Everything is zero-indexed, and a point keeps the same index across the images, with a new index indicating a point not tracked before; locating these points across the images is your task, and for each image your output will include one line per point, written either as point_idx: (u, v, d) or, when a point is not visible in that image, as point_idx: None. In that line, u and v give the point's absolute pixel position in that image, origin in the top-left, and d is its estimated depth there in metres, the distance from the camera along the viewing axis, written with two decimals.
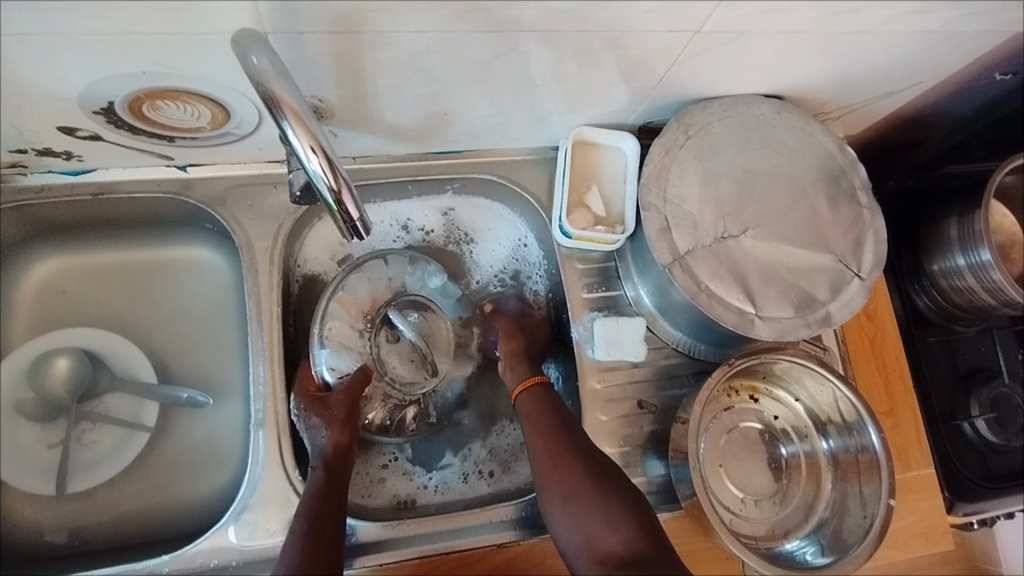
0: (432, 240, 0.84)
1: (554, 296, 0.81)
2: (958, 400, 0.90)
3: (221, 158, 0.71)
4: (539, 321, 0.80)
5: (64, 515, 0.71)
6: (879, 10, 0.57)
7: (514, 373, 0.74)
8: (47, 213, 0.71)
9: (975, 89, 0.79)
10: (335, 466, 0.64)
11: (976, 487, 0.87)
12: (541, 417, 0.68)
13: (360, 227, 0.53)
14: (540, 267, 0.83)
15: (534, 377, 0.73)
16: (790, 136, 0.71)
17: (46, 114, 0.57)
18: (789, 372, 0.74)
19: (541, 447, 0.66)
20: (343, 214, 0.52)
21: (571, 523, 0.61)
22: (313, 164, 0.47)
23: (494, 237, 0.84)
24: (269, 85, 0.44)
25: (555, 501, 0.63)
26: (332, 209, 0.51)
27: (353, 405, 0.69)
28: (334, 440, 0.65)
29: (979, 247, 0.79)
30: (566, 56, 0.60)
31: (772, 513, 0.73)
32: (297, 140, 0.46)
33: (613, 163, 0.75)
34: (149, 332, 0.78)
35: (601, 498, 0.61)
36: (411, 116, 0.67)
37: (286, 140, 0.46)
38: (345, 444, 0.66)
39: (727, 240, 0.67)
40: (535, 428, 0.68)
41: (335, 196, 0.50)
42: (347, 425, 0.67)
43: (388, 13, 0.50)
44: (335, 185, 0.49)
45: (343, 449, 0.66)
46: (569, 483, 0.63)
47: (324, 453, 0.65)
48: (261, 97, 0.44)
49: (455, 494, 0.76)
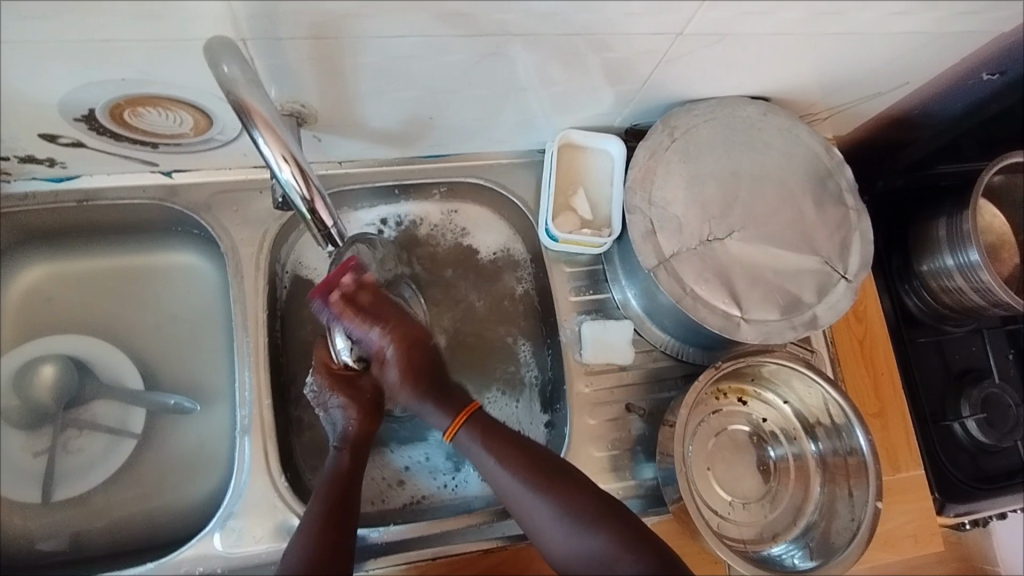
0: (422, 231, 0.82)
1: (542, 297, 0.81)
2: (948, 401, 0.89)
3: (206, 163, 0.70)
4: (398, 349, 0.63)
5: (50, 523, 0.71)
6: (861, 12, 0.57)
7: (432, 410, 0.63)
8: (32, 220, 0.71)
9: (962, 89, 0.79)
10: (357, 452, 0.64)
11: (967, 487, 0.87)
12: (507, 449, 0.60)
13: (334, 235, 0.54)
14: (530, 262, 0.83)
15: (450, 426, 0.62)
16: (776, 138, 0.71)
17: (26, 121, 0.57)
18: (777, 375, 0.74)
19: (517, 485, 0.59)
20: (316, 223, 0.52)
21: (572, 555, 0.57)
22: (285, 173, 0.47)
23: (483, 232, 0.83)
24: (240, 94, 0.44)
25: (548, 533, 0.58)
26: (305, 218, 0.51)
27: (381, 390, 0.68)
28: (359, 425, 0.65)
29: (967, 247, 0.79)
30: (549, 59, 0.59)
31: (761, 516, 0.73)
32: (268, 149, 0.46)
33: (599, 166, 0.75)
34: (136, 338, 0.78)
35: (598, 526, 0.57)
36: (396, 121, 0.67)
37: (257, 150, 0.46)
38: (369, 430, 0.65)
39: (713, 243, 0.67)
40: (502, 463, 0.60)
41: (307, 205, 0.50)
42: (372, 411, 0.66)
43: (368, 18, 0.49)
44: (307, 194, 0.49)
45: (366, 435, 0.65)
46: (560, 512, 0.57)
47: (348, 437, 0.64)
48: (231, 106, 0.44)
49: (477, 492, 0.76)
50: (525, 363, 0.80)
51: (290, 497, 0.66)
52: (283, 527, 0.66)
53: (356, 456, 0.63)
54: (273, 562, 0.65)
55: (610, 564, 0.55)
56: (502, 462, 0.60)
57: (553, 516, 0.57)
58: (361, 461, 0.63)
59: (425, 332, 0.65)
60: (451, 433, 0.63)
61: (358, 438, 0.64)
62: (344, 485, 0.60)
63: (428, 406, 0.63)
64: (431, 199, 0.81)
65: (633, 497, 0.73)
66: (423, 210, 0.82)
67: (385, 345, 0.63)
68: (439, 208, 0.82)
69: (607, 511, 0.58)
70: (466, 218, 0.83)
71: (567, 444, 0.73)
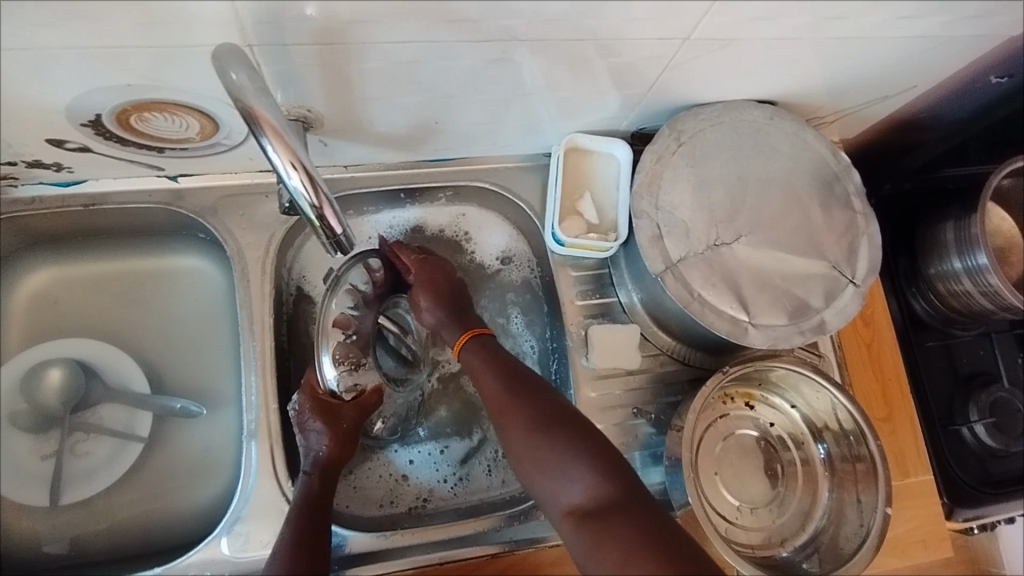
0: (423, 234, 0.82)
1: (545, 295, 0.81)
2: (956, 404, 0.89)
3: (212, 168, 0.70)
4: (425, 272, 0.71)
5: (58, 528, 0.71)
6: (871, 15, 0.57)
7: (449, 327, 0.68)
8: (39, 225, 0.71)
9: (970, 92, 0.78)
10: (330, 478, 0.63)
11: (975, 492, 0.86)
12: (493, 368, 0.63)
13: (343, 244, 0.53)
14: (532, 260, 0.83)
15: (461, 339, 0.67)
16: (783, 142, 0.71)
17: (34, 127, 0.57)
18: (785, 379, 0.73)
19: (496, 392, 0.61)
20: (326, 230, 0.51)
21: (536, 467, 0.57)
22: (293, 181, 0.46)
23: (485, 239, 0.83)
24: (250, 104, 0.44)
25: (517, 444, 0.58)
26: (314, 226, 0.50)
27: (358, 424, 0.67)
28: (333, 454, 0.63)
29: (976, 251, 0.78)
30: (555, 64, 0.59)
31: (769, 521, 0.73)
32: (278, 157, 0.45)
33: (605, 169, 0.75)
34: (142, 342, 0.78)
35: (563, 439, 0.56)
36: (402, 125, 0.67)
37: (266, 157, 0.46)
38: (341, 459, 0.64)
39: (720, 247, 0.67)
40: (488, 373, 0.63)
41: (317, 213, 0.49)
42: (348, 444, 0.65)
43: (374, 24, 0.49)
44: (316, 202, 0.48)
45: (337, 463, 0.64)
46: (531, 421, 0.58)
47: (319, 463, 0.63)
48: (240, 114, 0.44)
49: (483, 496, 0.75)
50: (530, 354, 0.81)
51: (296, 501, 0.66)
52: None
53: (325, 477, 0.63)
54: None
55: (571, 479, 0.54)
56: (491, 376, 0.63)
57: (523, 424, 0.58)
58: (330, 488, 0.63)
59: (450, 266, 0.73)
60: (458, 349, 0.67)
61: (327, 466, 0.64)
62: (314, 509, 0.60)
63: (446, 323, 0.69)
64: (432, 206, 0.81)
65: None
66: (428, 213, 0.82)
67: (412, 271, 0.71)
68: (437, 213, 0.82)
69: (575, 428, 0.57)
70: (468, 224, 0.83)
71: None
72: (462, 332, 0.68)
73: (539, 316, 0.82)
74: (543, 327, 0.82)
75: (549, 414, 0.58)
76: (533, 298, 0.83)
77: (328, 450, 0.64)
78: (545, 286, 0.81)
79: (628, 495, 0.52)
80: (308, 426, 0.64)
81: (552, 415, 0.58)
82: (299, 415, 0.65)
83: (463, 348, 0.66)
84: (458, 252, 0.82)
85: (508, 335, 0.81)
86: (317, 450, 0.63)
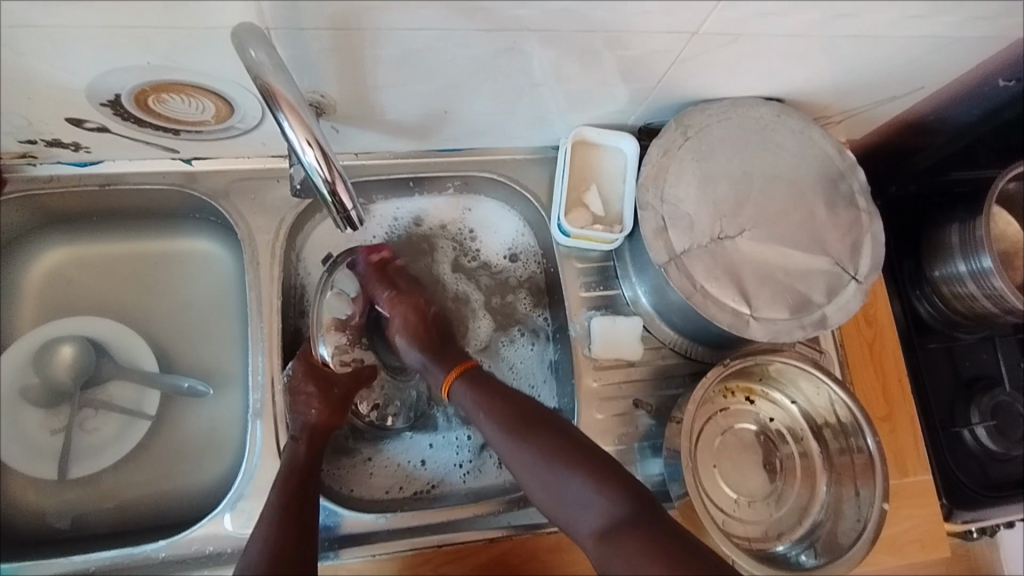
0: (432, 226, 0.84)
1: (546, 278, 0.83)
2: (958, 407, 0.89)
3: (225, 152, 0.72)
4: (404, 309, 0.74)
5: (66, 500, 0.72)
6: (878, 13, 0.57)
7: (434, 368, 0.71)
8: (56, 203, 0.73)
9: (978, 95, 0.79)
10: (318, 442, 0.66)
11: (974, 495, 0.86)
12: (491, 406, 0.64)
13: (354, 219, 0.54)
14: (533, 245, 0.84)
15: (449, 377, 0.69)
16: (789, 139, 0.71)
17: (53, 105, 0.58)
18: (784, 374, 0.74)
19: (497, 428, 0.63)
20: (337, 206, 0.52)
21: (552, 497, 0.58)
22: (308, 157, 0.47)
23: (490, 234, 0.85)
24: (266, 78, 0.44)
25: (530, 478, 0.60)
26: (326, 201, 0.51)
27: (349, 392, 0.72)
28: (322, 417, 0.67)
29: (980, 254, 0.79)
30: (563, 56, 0.60)
31: (767, 514, 0.73)
32: (293, 133, 0.46)
33: (611, 163, 0.76)
34: (152, 322, 0.79)
35: (576, 468, 0.57)
36: (413, 113, 0.68)
37: (281, 133, 0.46)
38: (330, 425, 0.68)
39: (724, 241, 0.67)
40: (488, 414, 0.64)
41: (329, 187, 0.50)
42: (336, 409, 0.69)
43: (389, 10, 0.50)
44: (330, 177, 0.49)
45: (327, 430, 0.68)
46: (541, 455, 0.59)
47: (310, 427, 0.67)
48: (257, 90, 0.44)
49: (489, 482, 0.76)
50: (542, 328, 0.83)
51: None
52: None
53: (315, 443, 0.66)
54: None
55: (587, 505, 0.56)
56: (490, 412, 0.64)
57: (534, 458, 0.60)
58: (317, 454, 0.65)
59: (428, 302, 0.76)
60: (449, 387, 0.69)
61: (315, 432, 0.67)
62: (303, 473, 0.62)
63: (431, 367, 0.71)
64: (439, 198, 0.82)
65: None
66: (441, 201, 0.83)
67: (393, 309, 0.75)
68: (443, 206, 0.83)
69: (585, 454, 0.59)
70: (475, 221, 0.84)
71: None
72: (452, 370, 0.70)
73: (541, 294, 0.83)
74: (545, 308, 0.83)
75: (556, 444, 0.60)
76: (539, 286, 0.84)
77: (315, 417, 0.67)
78: (546, 271, 0.83)
79: (642, 512, 0.53)
80: (298, 390, 0.69)
81: (556, 445, 0.60)
82: (291, 385, 0.70)
83: (453, 387, 0.68)
84: (471, 242, 0.85)
85: (516, 315, 0.83)
86: (305, 417, 0.67)
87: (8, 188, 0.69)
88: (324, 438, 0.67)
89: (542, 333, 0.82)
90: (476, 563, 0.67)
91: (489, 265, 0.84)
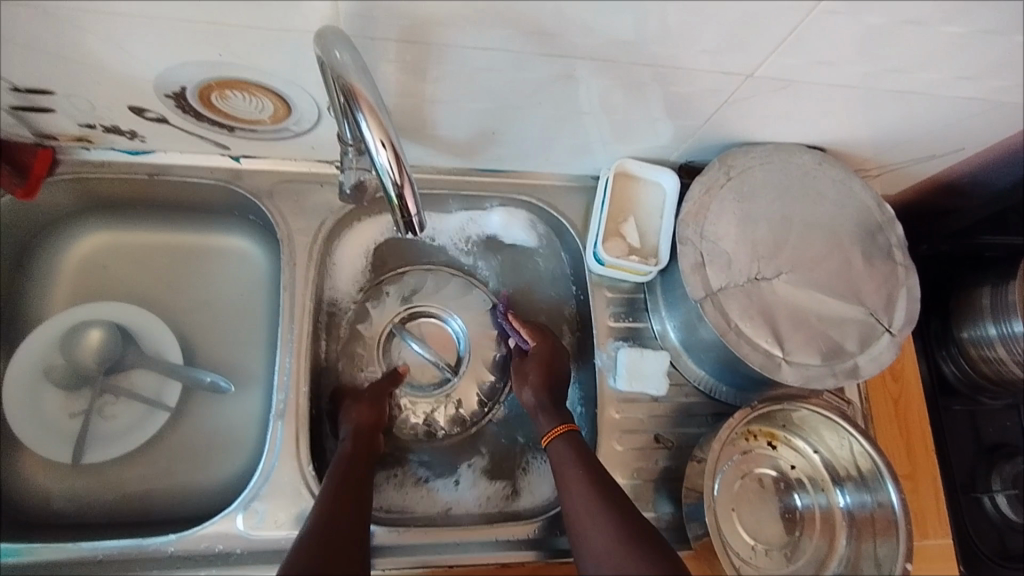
0: (459, 257, 0.85)
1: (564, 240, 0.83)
2: (980, 472, 0.87)
3: (275, 153, 0.73)
4: (545, 357, 0.75)
5: (76, 485, 0.72)
6: (929, 72, 0.58)
7: (545, 417, 0.70)
8: (103, 188, 0.74)
9: (1014, 161, 0.80)
10: (361, 440, 0.68)
11: (993, 564, 0.84)
12: (571, 450, 0.65)
13: (415, 223, 0.53)
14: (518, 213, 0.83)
15: (556, 428, 0.68)
16: (829, 188, 0.72)
17: (118, 93, 0.60)
18: (807, 422, 0.74)
19: (571, 459, 0.64)
20: (401, 209, 0.51)
21: (595, 537, 0.57)
22: (381, 157, 0.47)
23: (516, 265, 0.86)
24: (348, 77, 0.44)
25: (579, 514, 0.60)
26: (392, 204, 0.51)
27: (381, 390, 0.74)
28: (362, 418, 0.70)
29: (1012, 318, 0.79)
30: (617, 87, 0.61)
31: (783, 565, 0.72)
32: (369, 132, 0.46)
33: (652, 197, 0.77)
34: (181, 314, 0.80)
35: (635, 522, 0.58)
36: (464, 131, 0.69)
37: (358, 132, 0.46)
38: (373, 422, 0.70)
39: (760, 281, 0.67)
40: (570, 447, 0.65)
41: (397, 190, 0.49)
42: (374, 407, 0.72)
43: (458, 28, 0.52)
44: (399, 180, 0.49)
45: (370, 427, 0.70)
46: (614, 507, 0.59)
47: (353, 429, 0.69)
48: (339, 89, 0.45)
49: (491, 509, 0.75)
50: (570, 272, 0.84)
51: (315, 486, 0.67)
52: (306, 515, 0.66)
53: (361, 457, 0.66)
54: None
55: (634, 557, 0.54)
56: (573, 449, 0.65)
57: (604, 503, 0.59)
58: (360, 449, 0.67)
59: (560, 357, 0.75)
60: (550, 440, 0.67)
61: (355, 440, 0.68)
62: (341, 488, 0.61)
63: (545, 409, 0.71)
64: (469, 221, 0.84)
65: None
66: (468, 220, 0.83)
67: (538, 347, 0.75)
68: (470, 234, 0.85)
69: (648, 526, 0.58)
70: (500, 252, 0.86)
71: None
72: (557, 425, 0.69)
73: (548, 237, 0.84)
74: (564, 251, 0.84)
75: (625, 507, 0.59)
76: (570, 317, 0.84)
77: (356, 419, 0.70)
78: (556, 230, 0.83)
79: None
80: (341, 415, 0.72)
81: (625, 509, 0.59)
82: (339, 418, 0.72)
83: (552, 442, 0.67)
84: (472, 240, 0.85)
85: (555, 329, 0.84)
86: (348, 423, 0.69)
87: (59, 169, 0.71)
88: (369, 438, 0.69)
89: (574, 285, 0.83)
90: None
91: (519, 283, 0.85)
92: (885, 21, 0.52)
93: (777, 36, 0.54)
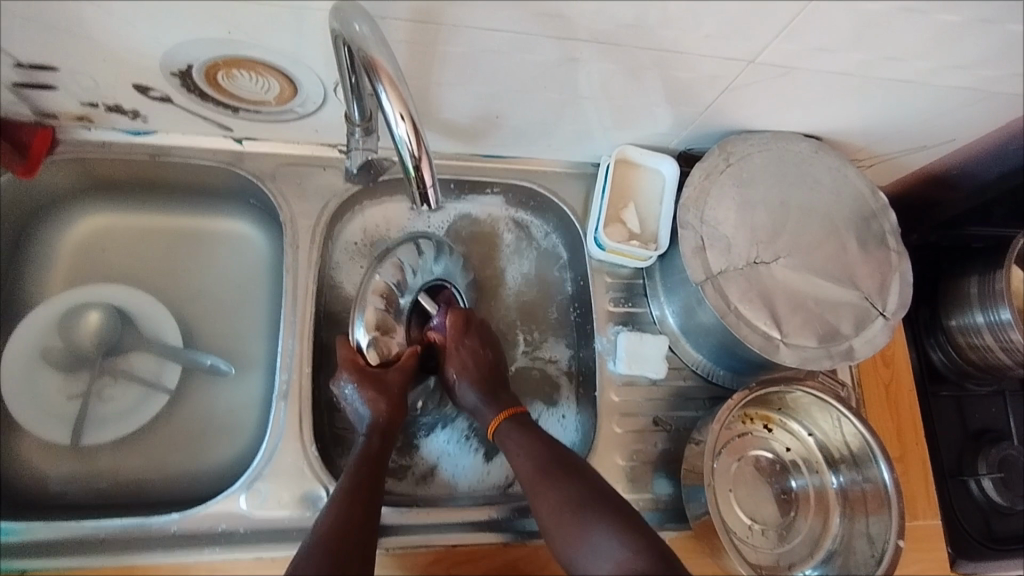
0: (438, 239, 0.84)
1: (556, 216, 0.85)
2: (966, 457, 0.89)
3: (278, 135, 0.73)
4: (469, 350, 0.73)
5: (74, 467, 0.71)
6: (924, 61, 0.60)
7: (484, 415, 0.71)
8: (102, 169, 0.74)
9: (1001, 154, 0.82)
10: (388, 433, 0.67)
11: (978, 545, 0.86)
12: (509, 431, 0.68)
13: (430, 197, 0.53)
14: (498, 194, 0.84)
15: (494, 421, 0.69)
16: (825, 175, 0.74)
17: (123, 70, 0.59)
18: (802, 404, 0.75)
19: (505, 438, 0.67)
20: (417, 181, 0.52)
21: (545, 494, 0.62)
22: (400, 130, 0.47)
23: (501, 248, 0.86)
24: (368, 50, 0.45)
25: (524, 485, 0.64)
26: (408, 175, 0.51)
27: (404, 383, 0.71)
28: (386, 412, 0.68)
29: (1000, 306, 0.81)
30: (622, 72, 0.62)
31: (778, 544, 0.73)
32: (389, 105, 0.46)
33: (651, 184, 0.78)
34: (179, 297, 0.79)
35: (578, 479, 0.62)
36: (468, 115, 0.70)
37: (378, 104, 0.47)
38: (396, 419, 0.69)
39: (759, 265, 0.69)
40: (509, 431, 0.68)
41: (414, 163, 0.49)
42: (400, 406, 0.69)
43: (469, 7, 0.52)
44: (416, 152, 0.49)
45: (394, 422, 0.68)
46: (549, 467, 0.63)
47: (376, 423, 0.67)
48: (359, 62, 0.45)
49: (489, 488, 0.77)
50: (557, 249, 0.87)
51: (318, 467, 0.67)
52: (309, 496, 0.66)
53: (367, 482, 0.62)
54: (296, 529, 0.65)
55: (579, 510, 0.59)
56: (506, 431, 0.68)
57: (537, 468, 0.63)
58: (388, 445, 0.67)
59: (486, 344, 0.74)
60: (493, 430, 0.69)
61: (372, 453, 0.65)
62: (363, 492, 0.61)
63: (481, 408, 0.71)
64: (471, 201, 0.84)
65: (651, 510, 0.73)
66: (464, 205, 0.85)
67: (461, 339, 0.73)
68: (455, 220, 0.85)
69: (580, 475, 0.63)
70: (493, 232, 0.86)
71: (592, 450, 0.74)
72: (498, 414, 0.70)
73: (531, 215, 0.86)
74: (550, 226, 0.86)
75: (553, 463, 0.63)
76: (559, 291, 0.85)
77: (380, 408, 0.68)
78: (541, 205, 0.84)
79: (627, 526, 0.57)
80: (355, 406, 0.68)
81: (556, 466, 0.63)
82: (351, 400, 0.69)
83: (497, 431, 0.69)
84: (455, 214, 0.85)
85: (541, 311, 0.85)
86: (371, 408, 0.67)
87: (59, 149, 0.70)
88: (395, 431, 0.68)
89: (563, 259, 0.86)
90: (489, 566, 0.67)
91: (503, 259, 0.86)
92: (885, 9, 0.53)
93: (781, 22, 0.55)
